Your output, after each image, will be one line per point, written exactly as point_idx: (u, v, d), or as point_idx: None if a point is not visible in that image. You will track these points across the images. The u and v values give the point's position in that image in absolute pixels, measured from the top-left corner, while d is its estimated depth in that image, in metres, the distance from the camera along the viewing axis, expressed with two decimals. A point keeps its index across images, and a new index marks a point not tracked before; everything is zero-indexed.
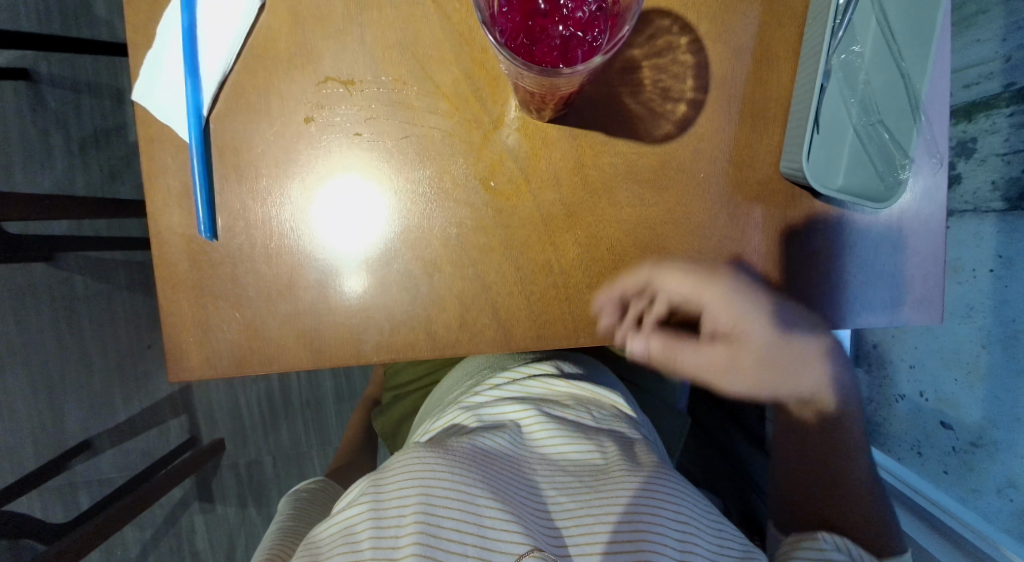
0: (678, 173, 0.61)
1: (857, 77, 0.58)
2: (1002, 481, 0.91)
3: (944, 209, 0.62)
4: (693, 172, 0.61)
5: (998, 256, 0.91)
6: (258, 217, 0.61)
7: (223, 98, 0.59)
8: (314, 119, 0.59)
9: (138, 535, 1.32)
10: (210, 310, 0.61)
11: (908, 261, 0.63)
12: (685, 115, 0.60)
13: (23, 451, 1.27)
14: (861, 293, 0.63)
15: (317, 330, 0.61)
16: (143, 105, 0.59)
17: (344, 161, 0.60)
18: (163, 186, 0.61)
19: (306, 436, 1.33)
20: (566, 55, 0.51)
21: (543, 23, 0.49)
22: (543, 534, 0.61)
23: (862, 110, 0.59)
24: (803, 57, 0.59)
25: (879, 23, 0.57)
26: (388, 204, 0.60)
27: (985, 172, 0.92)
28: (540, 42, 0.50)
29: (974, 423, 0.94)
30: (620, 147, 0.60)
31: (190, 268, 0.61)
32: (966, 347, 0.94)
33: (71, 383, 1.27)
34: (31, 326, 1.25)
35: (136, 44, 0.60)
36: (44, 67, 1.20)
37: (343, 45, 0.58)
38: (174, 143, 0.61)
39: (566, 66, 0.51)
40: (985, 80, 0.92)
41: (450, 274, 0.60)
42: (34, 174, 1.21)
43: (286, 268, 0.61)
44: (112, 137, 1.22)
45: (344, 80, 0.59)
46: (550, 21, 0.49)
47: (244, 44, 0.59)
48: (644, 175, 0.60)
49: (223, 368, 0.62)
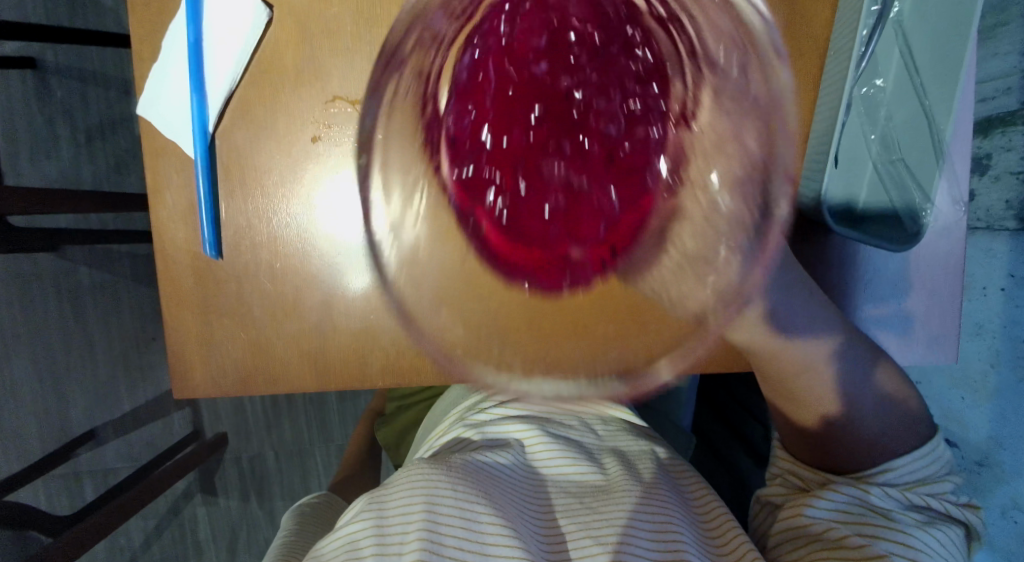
0: None
1: (878, 111, 0.57)
2: (1007, 502, 0.92)
3: (963, 247, 0.62)
4: None
5: (1009, 274, 0.89)
6: (264, 237, 0.60)
7: (228, 115, 0.58)
8: (321, 138, 0.58)
9: (141, 524, 1.33)
10: (215, 328, 0.61)
11: (923, 299, 0.62)
12: None
13: (28, 440, 1.28)
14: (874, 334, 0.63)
15: (323, 350, 0.61)
16: (147, 119, 0.58)
17: (342, 174, 0.59)
18: (168, 202, 0.60)
19: (309, 432, 1.31)
20: (572, 205, 0.44)
21: (550, 168, 0.44)
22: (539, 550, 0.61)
23: (882, 146, 0.58)
24: (824, 86, 0.58)
25: (903, 54, 0.56)
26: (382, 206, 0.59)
27: (999, 189, 0.90)
28: (535, 178, 0.44)
29: (980, 442, 0.94)
30: None
31: (196, 284, 0.61)
32: (975, 365, 0.93)
33: (76, 372, 1.27)
34: (37, 316, 1.25)
35: (141, 56, 0.58)
36: (51, 57, 1.19)
37: (352, 63, 0.57)
38: (179, 159, 0.60)
39: (573, 218, 0.44)
40: (1002, 94, 0.89)
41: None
42: (41, 164, 1.20)
43: (291, 287, 0.60)
44: (118, 128, 1.20)
45: (352, 99, 0.57)
46: (542, 164, 0.44)
47: (250, 62, 0.57)
48: None
49: (228, 386, 0.62)
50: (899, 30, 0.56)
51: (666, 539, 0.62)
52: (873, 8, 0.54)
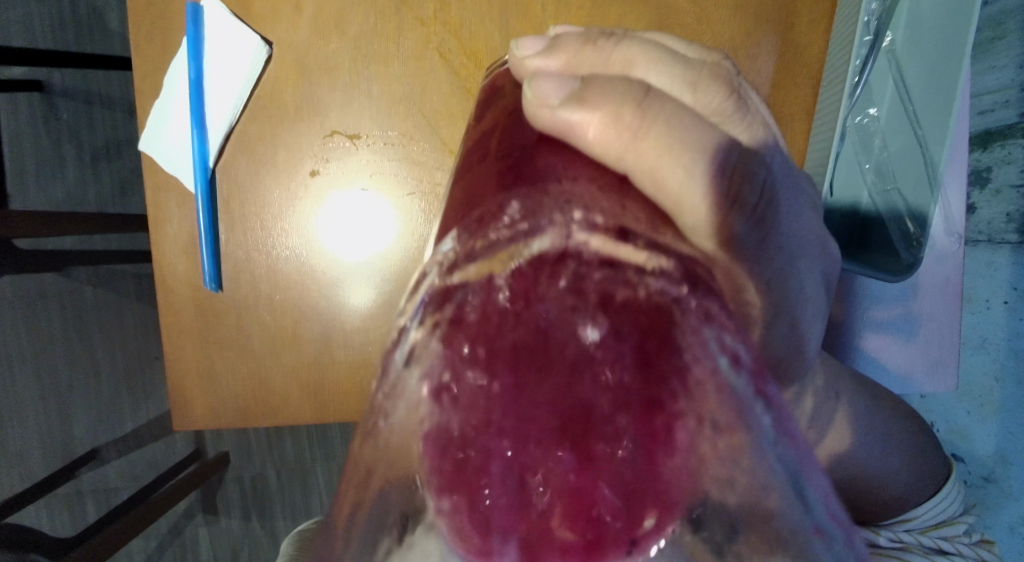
0: None
1: (873, 140, 0.59)
2: (1015, 518, 0.92)
3: (960, 274, 0.62)
4: None
5: (1013, 287, 0.88)
6: (262, 270, 0.60)
7: (229, 150, 0.59)
8: (319, 172, 0.59)
9: (144, 545, 1.33)
10: (215, 360, 0.61)
11: (923, 326, 0.63)
12: None
13: (32, 459, 1.28)
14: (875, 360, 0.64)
15: (323, 382, 0.61)
16: (148, 155, 0.59)
17: (341, 199, 0.59)
18: (169, 234, 0.61)
19: (310, 450, 1.30)
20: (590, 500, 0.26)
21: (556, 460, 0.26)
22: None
23: (877, 174, 0.60)
24: (818, 117, 0.59)
25: (897, 83, 0.57)
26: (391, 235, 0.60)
27: (1000, 203, 0.90)
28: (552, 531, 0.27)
29: (986, 457, 0.93)
30: None
31: (197, 316, 0.61)
32: (979, 379, 0.93)
33: (79, 391, 1.28)
34: (41, 335, 1.25)
35: (143, 92, 0.59)
36: (58, 81, 1.20)
37: (350, 97, 0.57)
38: (179, 193, 0.60)
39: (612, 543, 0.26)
40: (1000, 108, 0.89)
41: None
42: (48, 186, 1.21)
43: (290, 320, 0.61)
44: (124, 150, 1.21)
45: (350, 134, 0.58)
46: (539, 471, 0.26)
47: (250, 98, 0.58)
48: None
49: (228, 419, 0.62)
50: (892, 61, 0.57)
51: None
52: (865, 38, 0.55)
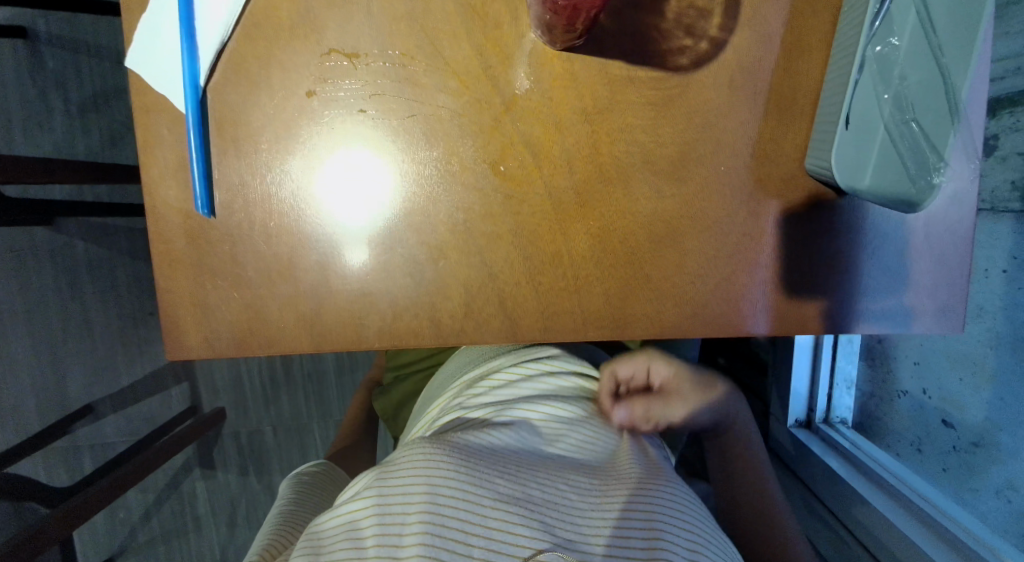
0: (689, 220, 0.60)
1: (892, 70, 0.56)
2: (1001, 483, 0.86)
3: (973, 213, 0.62)
4: (704, 215, 0.60)
5: (1013, 257, 0.86)
6: (258, 195, 0.58)
7: (219, 70, 0.56)
8: (315, 94, 0.57)
9: (141, 498, 1.31)
10: (208, 288, 0.59)
11: (931, 266, 0.63)
12: (705, 53, 0.58)
13: (27, 413, 1.26)
14: (875, 269, 0.63)
15: (319, 313, 0.60)
16: (136, 72, 0.56)
17: (342, 130, 0.57)
18: (158, 158, 0.57)
19: (306, 407, 1.30)
20: None
21: None
22: (548, 534, 0.59)
23: (895, 106, 0.56)
24: (835, 51, 0.58)
25: (919, 13, 0.54)
26: (391, 166, 0.58)
27: (1006, 170, 0.87)
28: None
29: (977, 423, 0.90)
30: (637, 193, 0.59)
31: (188, 245, 0.59)
32: (974, 347, 0.90)
33: (72, 345, 1.25)
34: (33, 289, 1.22)
35: (131, 8, 0.56)
36: (43, 26, 1.14)
37: (349, 15, 0.55)
38: (170, 115, 0.57)
39: None
40: (1010, 75, 0.86)
41: (448, 152, 0.58)
42: (35, 137, 1.17)
43: (286, 248, 0.59)
44: (111, 101, 1.17)
45: (349, 53, 0.56)
46: None
47: (242, 14, 0.55)
48: (655, 228, 0.60)
49: (222, 349, 0.60)
50: None
51: (655, 538, 0.59)
52: None
